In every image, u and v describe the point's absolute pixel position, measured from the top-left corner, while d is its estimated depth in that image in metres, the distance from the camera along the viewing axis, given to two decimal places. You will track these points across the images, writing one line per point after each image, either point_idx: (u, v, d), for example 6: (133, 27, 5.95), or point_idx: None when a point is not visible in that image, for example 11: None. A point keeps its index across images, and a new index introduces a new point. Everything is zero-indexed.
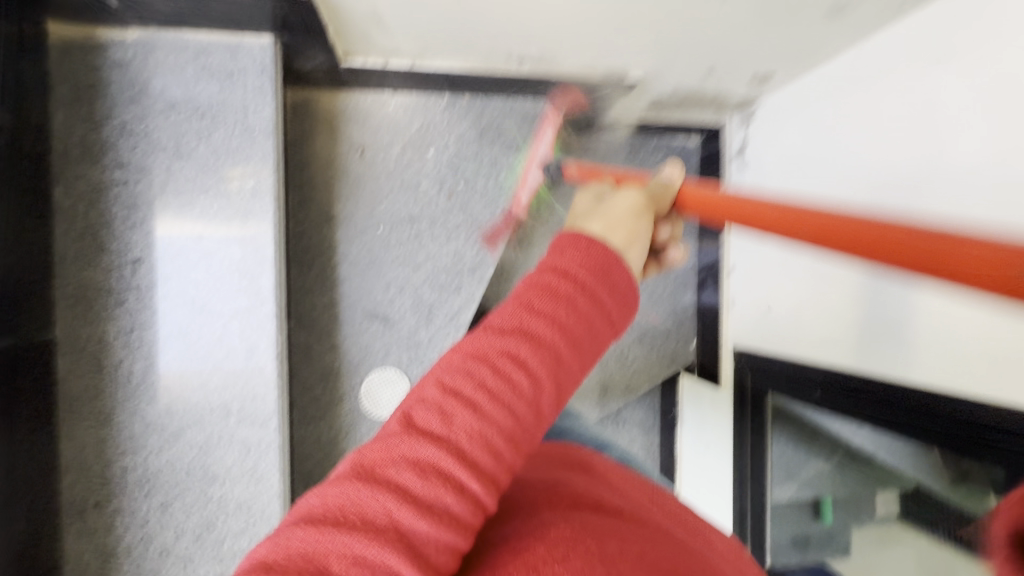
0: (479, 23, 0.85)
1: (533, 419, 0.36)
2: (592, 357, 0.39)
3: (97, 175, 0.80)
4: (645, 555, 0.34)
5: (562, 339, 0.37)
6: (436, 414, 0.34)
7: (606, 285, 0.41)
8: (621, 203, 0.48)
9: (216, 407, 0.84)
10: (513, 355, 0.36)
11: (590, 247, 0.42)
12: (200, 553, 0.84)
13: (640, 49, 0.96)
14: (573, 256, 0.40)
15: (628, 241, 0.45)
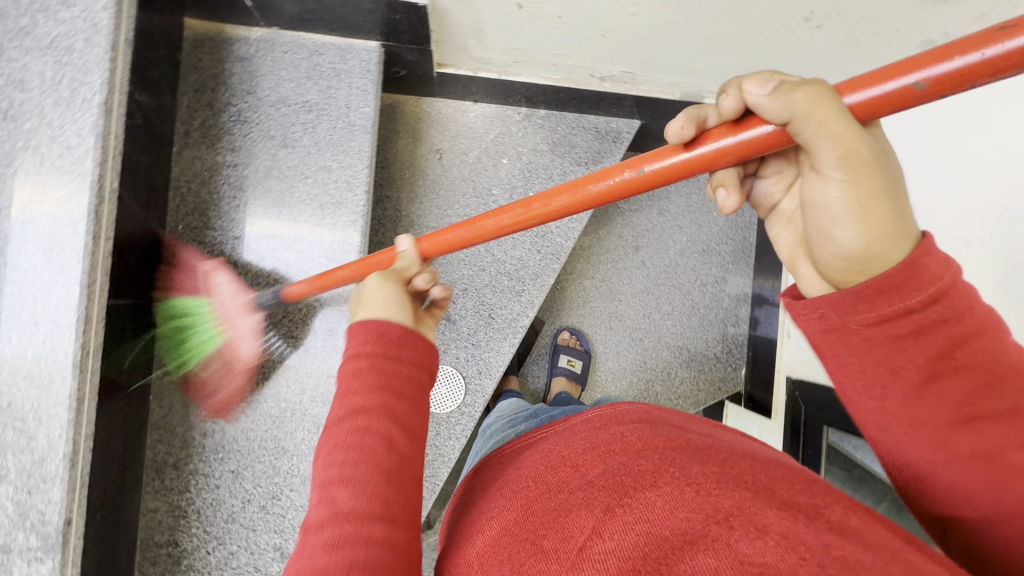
0: (571, 40, 0.89)
1: (379, 491, 0.50)
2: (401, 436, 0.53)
3: (211, 157, 0.87)
4: (697, 462, 0.48)
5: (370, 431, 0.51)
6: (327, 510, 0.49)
7: (394, 348, 0.56)
8: (367, 287, 0.63)
9: (294, 383, 0.88)
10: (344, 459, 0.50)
11: (365, 327, 0.57)
12: (263, 523, 0.87)
13: (722, 74, 0.98)
14: (354, 347, 0.56)
15: (385, 307, 0.59)
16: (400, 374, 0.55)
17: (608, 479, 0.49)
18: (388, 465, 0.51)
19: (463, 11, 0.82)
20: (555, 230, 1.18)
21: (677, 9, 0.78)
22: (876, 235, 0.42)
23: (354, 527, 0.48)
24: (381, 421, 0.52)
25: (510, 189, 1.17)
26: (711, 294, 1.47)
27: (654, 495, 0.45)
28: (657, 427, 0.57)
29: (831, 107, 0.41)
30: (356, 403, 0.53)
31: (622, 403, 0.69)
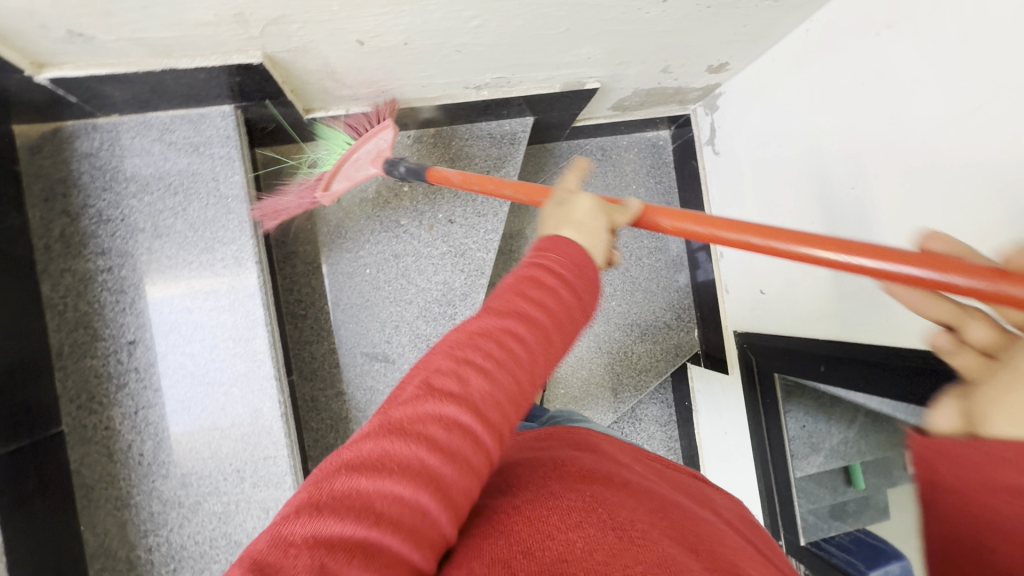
0: (428, 60, 0.86)
1: (496, 414, 0.43)
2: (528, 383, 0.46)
3: (81, 266, 0.82)
4: (626, 511, 0.41)
5: (504, 369, 0.44)
6: (453, 379, 0.43)
7: (582, 280, 0.53)
8: (580, 207, 0.60)
9: (234, 471, 0.85)
10: (489, 357, 0.44)
11: (566, 249, 0.54)
12: None
13: (591, 60, 0.97)
14: (558, 255, 0.53)
15: (594, 241, 0.58)
16: (569, 311, 0.51)
17: (534, 512, 0.42)
18: (511, 392, 0.45)
19: (302, 58, 0.78)
20: (472, 245, 1.15)
21: (520, 13, 0.76)
22: (990, 407, 0.37)
23: (466, 425, 0.42)
24: (535, 340, 0.47)
25: (418, 217, 1.14)
26: (649, 266, 1.48)
27: (573, 538, 0.38)
28: (595, 463, 0.50)
29: None
30: (500, 322, 0.46)
31: (576, 434, 0.61)
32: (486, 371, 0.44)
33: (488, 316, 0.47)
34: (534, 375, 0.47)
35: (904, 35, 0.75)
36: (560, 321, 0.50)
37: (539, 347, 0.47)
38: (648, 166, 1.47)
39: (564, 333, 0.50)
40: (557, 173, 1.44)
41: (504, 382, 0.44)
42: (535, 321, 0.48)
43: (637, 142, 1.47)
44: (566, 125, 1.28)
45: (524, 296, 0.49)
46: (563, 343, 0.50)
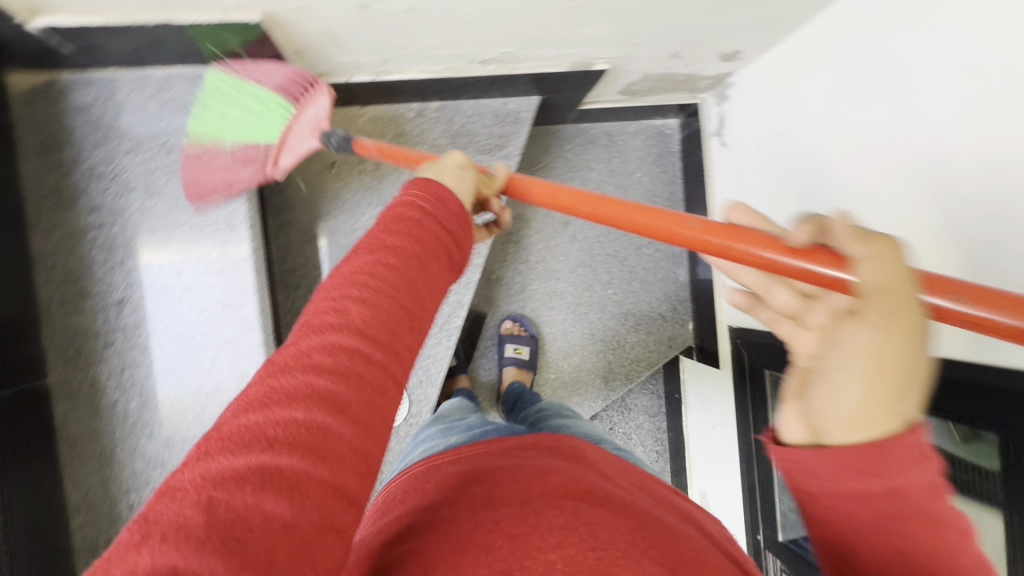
0: (432, 30, 0.84)
1: (389, 333, 0.41)
2: (415, 308, 0.44)
3: (72, 221, 0.81)
4: (610, 529, 0.41)
5: (385, 291, 0.42)
6: (331, 312, 0.40)
7: (448, 216, 0.53)
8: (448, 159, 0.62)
9: None
10: (366, 281, 0.43)
11: (429, 186, 0.55)
12: None
13: (600, 40, 0.94)
14: (416, 193, 0.53)
15: (460, 182, 0.59)
16: (438, 240, 0.50)
17: (515, 527, 0.41)
18: (398, 313, 0.43)
19: (304, 20, 0.76)
20: None
21: None
22: (878, 411, 0.37)
23: (349, 357, 0.38)
24: (408, 265, 0.45)
25: None
26: (648, 256, 1.47)
27: (556, 556, 0.38)
28: (580, 472, 0.50)
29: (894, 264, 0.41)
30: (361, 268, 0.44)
31: (558, 438, 0.61)
32: (363, 298, 0.41)
33: (361, 252, 0.45)
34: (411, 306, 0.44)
35: (922, 30, 0.73)
36: (432, 249, 0.49)
37: (412, 270, 0.46)
38: (653, 154, 1.45)
39: (431, 262, 0.48)
40: (561, 157, 1.43)
41: (377, 318, 0.41)
42: (398, 245, 0.46)
43: (643, 130, 1.44)
44: (572, 108, 1.26)
45: (393, 233, 0.48)
46: (439, 274, 0.49)
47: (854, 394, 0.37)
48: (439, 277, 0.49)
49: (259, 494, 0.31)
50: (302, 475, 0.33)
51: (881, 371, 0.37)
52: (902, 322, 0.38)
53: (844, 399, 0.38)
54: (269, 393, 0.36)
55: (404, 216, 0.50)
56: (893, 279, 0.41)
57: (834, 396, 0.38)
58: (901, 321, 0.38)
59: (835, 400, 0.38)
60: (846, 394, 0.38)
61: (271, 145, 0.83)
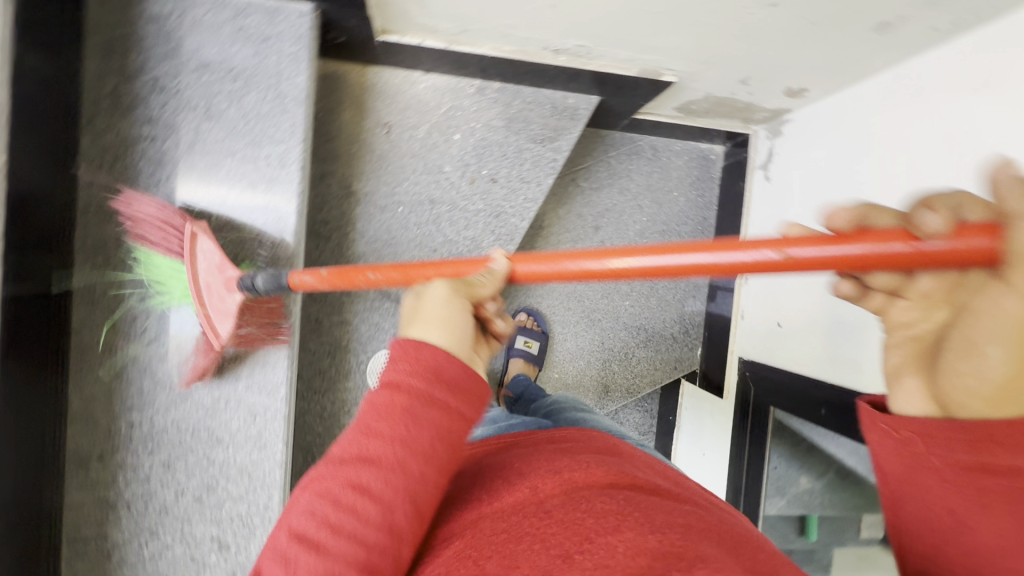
0: (515, 9, 0.84)
1: (375, 538, 0.42)
2: (404, 500, 0.43)
3: (125, 129, 0.80)
4: (663, 515, 0.41)
5: (372, 493, 0.43)
6: (318, 520, 0.43)
7: (454, 383, 0.47)
8: (434, 301, 0.53)
9: (231, 369, 0.84)
10: (352, 484, 0.43)
11: (420, 355, 0.47)
12: (194, 515, 0.84)
13: (675, 51, 0.94)
14: (428, 352, 0.47)
15: (449, 334, 0.49)
16: (450, 412, 0.46)
17: (566, 514, 0.42)
18: (384, 512, 0.43)
19: None
20: (508, 208, 1.14)
21: None
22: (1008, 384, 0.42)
23: (326, 571, 0.42)
24: (400, 455, 0.44)
25: (461, 168, 1.13)
26: (670, 276, 1.47)
27: (612, 537, 0.38)
28: (620, 464, 0.51)
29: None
30: (382, 431, 0.44)
31: (590, 435, 0.60)
32: (345, 507, 0.43)
33: (353, 434, 0.45)
34: (401, 505, 0.43)
35: (996, 98, 0.74)
36: (439, 424, 0.45)
37: (403, 462, 0.44)
38: (694, 176, 1.46)
39: (437, 441, 0.45)
40: (604, 162, 1.43)
41: (398, 486, 0.43)
42: (392, 428, 0.44)
43: (689, 150, 1.45)
44: (626, 115, 1.26)
45: (392, 398, 0.46)
46: (443, 450, 0.46)
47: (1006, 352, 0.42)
48: (451, 445, 0.46)
49: None
50: None
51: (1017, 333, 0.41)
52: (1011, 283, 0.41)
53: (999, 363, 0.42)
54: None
55: (422, 364, 0.47)
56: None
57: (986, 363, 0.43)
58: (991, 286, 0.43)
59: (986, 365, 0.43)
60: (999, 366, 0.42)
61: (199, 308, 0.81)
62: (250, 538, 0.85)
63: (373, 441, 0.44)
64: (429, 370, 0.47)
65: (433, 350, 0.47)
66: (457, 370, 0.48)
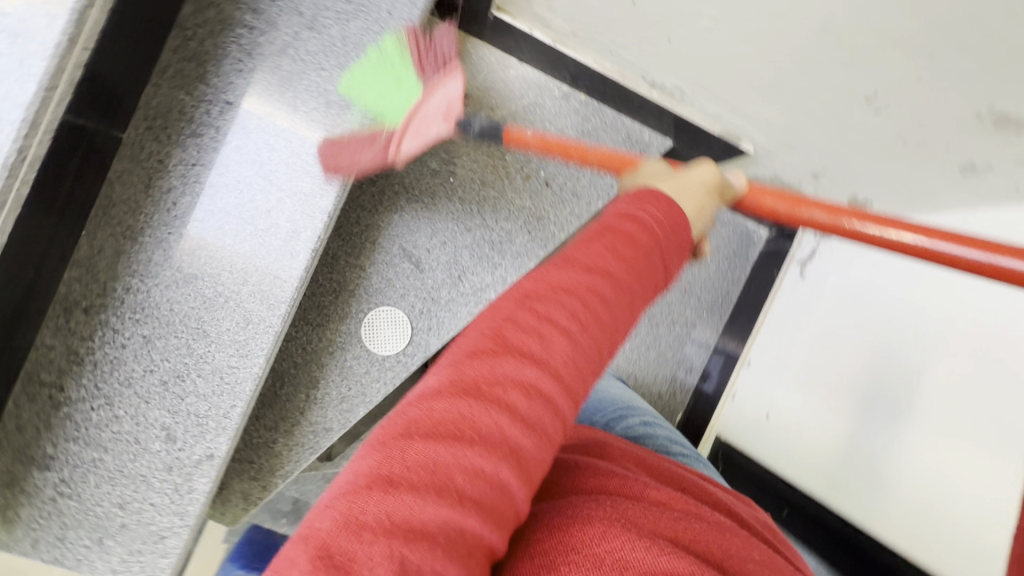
0: (631, 30, 0.85)
1: (576, 376, 0.49)
2: (604, 345, 0.51)
3: (229, 9, 0.81)
4: (639, 524, 0.49)
5: (573, 334, 0.49)
6: (529, 338, 0.48)
7: (648, 242, 0.54)
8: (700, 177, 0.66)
9: (242, 270, 0.83)
10: (543, 317, 0.49)
11: (654, 201, 0.57)
12: (153, 398, 0.82)
13: (764, 122, 0.95)
14: (649, 212, 0.55)
15: (688, 200, 0.62)
16: (644, 277, 0.53)
17: (555, 551, 0.47)
18: (591, 349, 0.50)
19: None
20: (551, 216, 1.14)
21: (750, 39, 0.74)
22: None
23: (529, 395, 0.46)
24: (615, 299, 0.51)
25: (522, 162, 1.12)
26: (677, 336, 1.47)
27: (603, 549, 0.46)
28: (608, 473, 0.58)
29: None
30: (558, 305, 0.49)
31: (625, 451, 0.68)
32: (552, 324, 0.48)
33: (563, 270, 0.51)
34: (598, 349, 0.51)
35: None
36: (636, 283, 0.52)
37: (614, 299, 0.51)
38: (731, 250, 1.47)
39: (638, 291, 0.53)
40: None
41: (579, 348, 0.49)
42: (614, 274, 0.51)
43: (735, 225, 1.46)
44: None
45: (595, 255, 0.52)
46: (643, 297, 0.54)
47: None
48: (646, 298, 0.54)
49: (437, 553, 0.41)
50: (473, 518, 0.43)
51: None
52: None
53: None
54: (438, 424, 0.44)
55: (626, 241, 0.53)
56: None
57: None
58: None
59: None
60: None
61: (397, 130, 0.80)
62: (200, 439, 0.83)
63: (582, 276, 0.51)
64: (642, 224, 0.54)
65: (675, 207, 0.57)
66: (671, 244, 0.56)
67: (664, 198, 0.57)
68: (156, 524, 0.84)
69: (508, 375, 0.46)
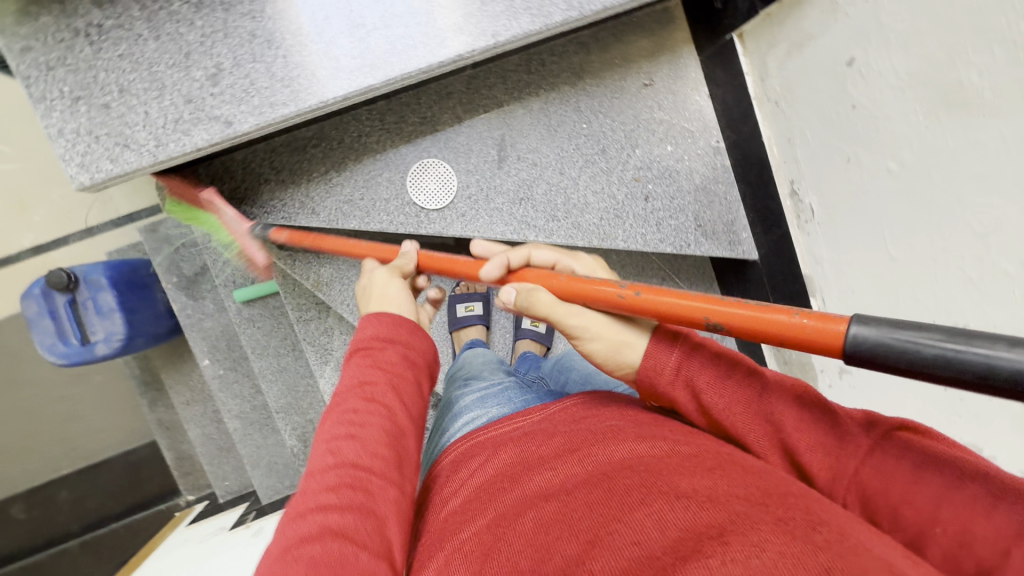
0: (827, 128, 0.88)
1: (380, 431, 0.59)
2: (398, 399, 0.63)
3: None
4: (652, 479, 0.46)
5: (365, 418, 0.59)
6: (334, 451, 0.57)
7: (390, 340, 0.68)
8: (376, 280, 0.78)
9: (393, 14, 0.81)
10: (345, 440, 0.58)
11: (377, 323, 0.70)
12: (232, 37, 0.79)
13: (845, 292, 0.94)
14: (365, 331, 0.69)
15: (397, 303, 0.75)
16: (393, 364, 0.66)
17: (586, 501, 0.47)
18: (383, 411, 0.61)
19: (827, 10, 0.83)
20: (626, 223, 1.12)
21: (917, 203, 0.76)
22: (610, 351, 0.62)
23: (356, 466, 0.56)
24: (384, 389, 0.63)
25: (642, 164, 1.12)
26: None
27: (643, 515, 0.43)
28: (621, 424, 0.56)
29: (544, 303, 0.65)
30: (350, 412, 0.60)
31: (609, 408, 0.62)
32: (348, 429, 0.58)
33: (331, 408, 0.62)
34: (398, 414, 0.62)
35: None
36: (393, 370, 0.65)
37: (381, 383, 0.63)
38: None
39: (399, 373, 0.65)
40: None
41: (376, 418, 0.60)
42: (353, 413, 0.60)
43: None
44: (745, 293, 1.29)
45: (334, 423, 0.60)
46: (404, 373, 0.66)
47: (599, 347, 0.63)
48: (405, 372, 0.66)
49: None
50: (351, 557, 0.49)
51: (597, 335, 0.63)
52: (583, 327, 0.64)
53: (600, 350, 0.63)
54: (303, 516, 0.52)
55: (371, 359, 0.65)
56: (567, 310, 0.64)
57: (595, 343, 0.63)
58: (582, 328, 0.64)
59: (599, 344, 0.63)
60: (614, 343, 0.62)
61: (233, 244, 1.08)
62: (233, 104, 0.80)
63: (336, 423, 0.59)
64: (379, 342, 0.67)
65: (387, 314, 0.72)
66: (402, 332, 0.70)
67: (384, 317, 0.71)
68: (129, 131, 0.79)
69: (336, 457, 0.56)
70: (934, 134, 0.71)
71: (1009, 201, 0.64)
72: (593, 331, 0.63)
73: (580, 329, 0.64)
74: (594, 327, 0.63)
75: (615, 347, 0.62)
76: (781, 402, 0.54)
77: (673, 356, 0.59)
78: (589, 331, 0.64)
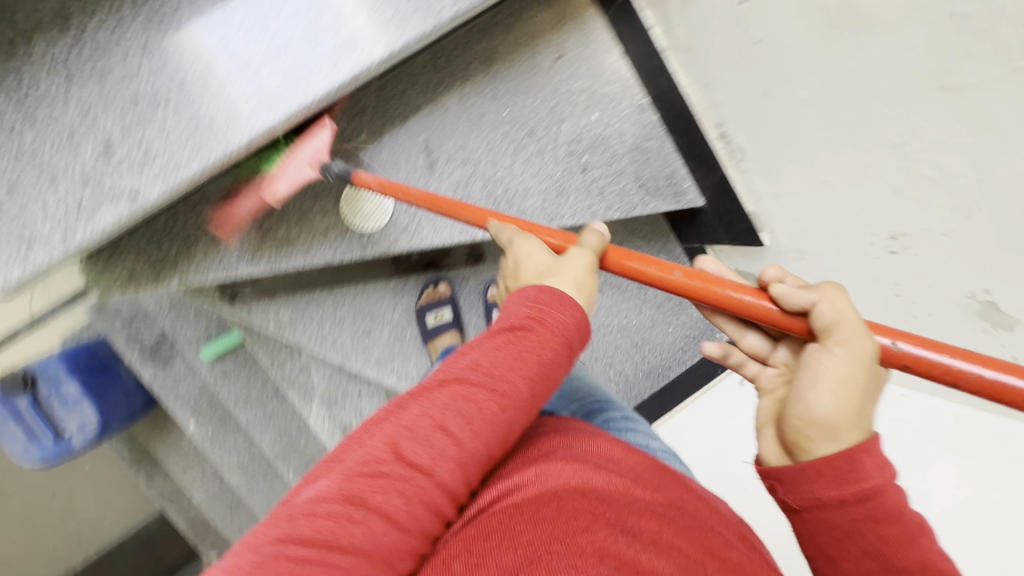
0: (736, 70, 0.89)
1: (464, 449, 0.50)
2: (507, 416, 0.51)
3: None
4: (606, 508, 0.47)
5: (463, 426, 0.50)
6: (402, 429, 0.50)
7: (567, 335, 0.55)
8: (569, 260, 0.61)
9: (279, 44, 0.78)
10: (429, 429, 0.50)
11: (568, 308, 0.56)
12: (113, 105, 0.74)
13: (791, 221, 0.98)
14: (546, 310, 0.55)
15: (579, 289, 0.60)
16: (545, 364, 0.53)
17: (538, 514, 0.47)
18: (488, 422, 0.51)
19: None
20: (570, 198, 1.11)
21: (834, 126, 0.77)
22: (839, 427, 0.49)
23: (405, 473, 0.48)
24: (512, 394, 0.52)
25: (573, 136, 1.11)
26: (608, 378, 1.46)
27: (586, 542, 0.44)
28: (591, 450, 0.57)
29: (839, 328, 0.53)
30: (456, 406, 0.50)
31: (576, 428, 0.63)
32: (441, 426, 0.50)
33: (445, 379, 0.52)
34: (499, 427, 0.51)
35: None
36: (539, 373, 0.53)
37: (519, 393, 0.52)
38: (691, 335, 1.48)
39: (530, 378, 0.52)
40: None
41: (476, 431, 0.50)
42: (457, 411, 0.50)
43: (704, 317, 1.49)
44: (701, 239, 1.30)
45: (439, 405, 0.51)
46: (535, 382, 0.53)
47: (832, 407, 0.50)
48: (540, 380, 0.53)
49: None
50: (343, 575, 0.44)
51: (844, 392, 0.50)
52: (840, 375, 0.51)
53: (830, 407, 0.50)
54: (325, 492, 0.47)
55: (537, 354, 0.53)
56: (838, 348, 0.52)
57: (823, 393, 0.51)
58: (837, 376, 0.51)
59: (824, 394, 0.50)
60: (842, 416, 0.50)
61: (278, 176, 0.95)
62: (134, 174, 0.76)
63: (439, 408, 0.50)
64: (551, 330, 0.54)
65: (578, 311, 0.57)
66: (574, 326, 0.56)
67: (574, 304, 0.56)
68: (31, 229, 0.74)
69: (387, 450, 0.49)
70: (836, 57, 0.72)
71: (915, 108, 0.67)
72: (831, 375, 0.51)
73: (835, 376, 0.51)
74: (840, 375, 0.51)
75: (851, 421, 0.50)
76: (887, 554, 0.47)
77: (873, 481, 0.48)
78: (828, 375, 0.51)
